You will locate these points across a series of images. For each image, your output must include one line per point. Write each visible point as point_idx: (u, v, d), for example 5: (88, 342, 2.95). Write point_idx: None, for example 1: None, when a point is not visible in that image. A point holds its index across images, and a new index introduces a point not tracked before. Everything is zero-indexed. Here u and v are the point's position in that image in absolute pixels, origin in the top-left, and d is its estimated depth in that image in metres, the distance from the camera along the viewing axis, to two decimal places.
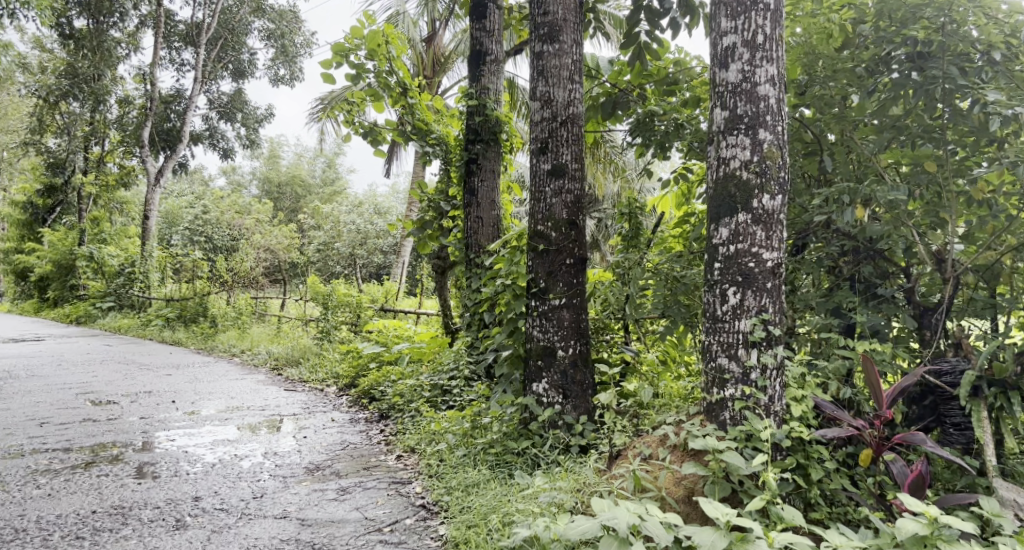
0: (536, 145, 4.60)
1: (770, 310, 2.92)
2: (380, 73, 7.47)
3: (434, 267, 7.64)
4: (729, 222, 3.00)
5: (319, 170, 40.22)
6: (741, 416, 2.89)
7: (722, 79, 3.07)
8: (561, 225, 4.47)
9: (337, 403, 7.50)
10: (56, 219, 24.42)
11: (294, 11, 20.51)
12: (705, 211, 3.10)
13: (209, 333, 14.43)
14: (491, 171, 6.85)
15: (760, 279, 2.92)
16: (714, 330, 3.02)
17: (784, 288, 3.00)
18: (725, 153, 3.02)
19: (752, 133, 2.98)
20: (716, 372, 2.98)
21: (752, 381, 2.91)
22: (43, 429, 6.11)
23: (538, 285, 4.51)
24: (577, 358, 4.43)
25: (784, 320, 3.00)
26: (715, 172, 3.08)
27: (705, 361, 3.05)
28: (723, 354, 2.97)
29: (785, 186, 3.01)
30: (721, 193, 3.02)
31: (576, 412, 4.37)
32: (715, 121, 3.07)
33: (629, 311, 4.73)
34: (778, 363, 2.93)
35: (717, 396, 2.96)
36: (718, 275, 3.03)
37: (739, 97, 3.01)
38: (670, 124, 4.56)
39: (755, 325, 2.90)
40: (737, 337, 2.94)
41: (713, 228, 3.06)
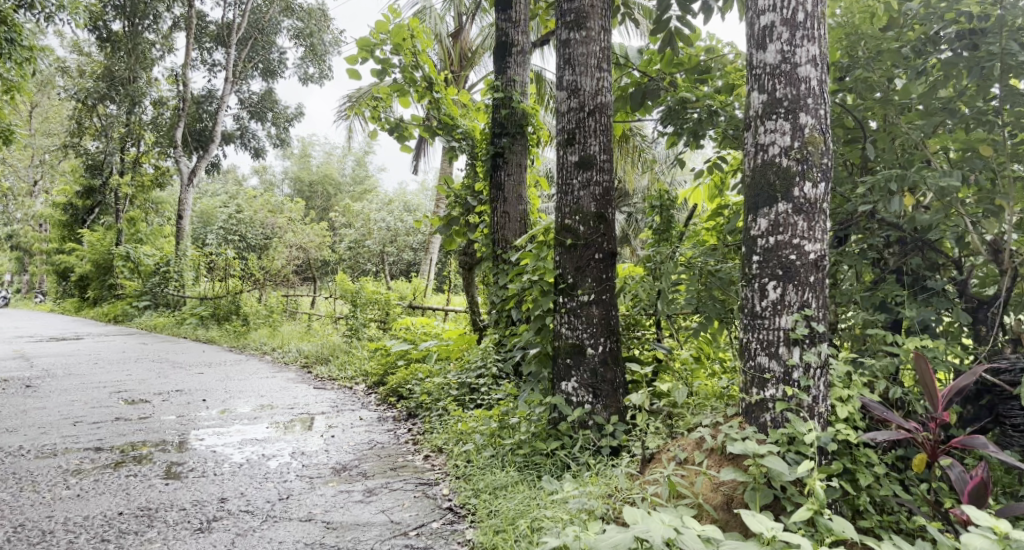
0: (563, 136, 4.46)
1: (813, 305, 2.75)
2: (406, 67, 7.39)
3: (461, 264, 7.57)
4: (767, 212, 2.82)
5: (349, 168, 40.57)
6: (783, 418, 2.71)
7: (759, 61, 2.89)
8: (590, 219, 4.34)
9: (365, 401, 7.47)
10: (95, 220, 24.99)
11: (322, 10, 20.62)
12: (742, 201, 2.92)
13: (242, 330, 14.59)
14: (518, 164, 6.73)
15: (802, 272, 2.75)
16: (753, 327, 2.84)
17: (826, 280, 2.83)
18: (763, 139, 2.85)
19: (792, 117, 2.80)
20: (754, 372, 2.82)
21: (794, 381, 2.73)
22: (76, 429, 6.17)
23: (566, 280, 4.38)
24: (608, 357, 4.30)
25: (827, 316, 2.82)
26: (752, 160, 2.91)
27: (742, 360, 2.89)
28: (761, 352, 2.80)
29: (828, 173, 2.85)
30: (759, 182, 2.84)
31: (607, 412, 4.23)
32: (752, 107, 2.90)
33: (662, 306, 4.46)
34: (822, 362, 2.75)
35: (757, 397, 2.79)
36: (756, 269, 2.85)
37: (778, 79, 2.84)
38: (704, 111, 4.28)
39: (797, 322, 2.74)
40: (778, 335, 2.76)
41: (749, 219, 2.89)
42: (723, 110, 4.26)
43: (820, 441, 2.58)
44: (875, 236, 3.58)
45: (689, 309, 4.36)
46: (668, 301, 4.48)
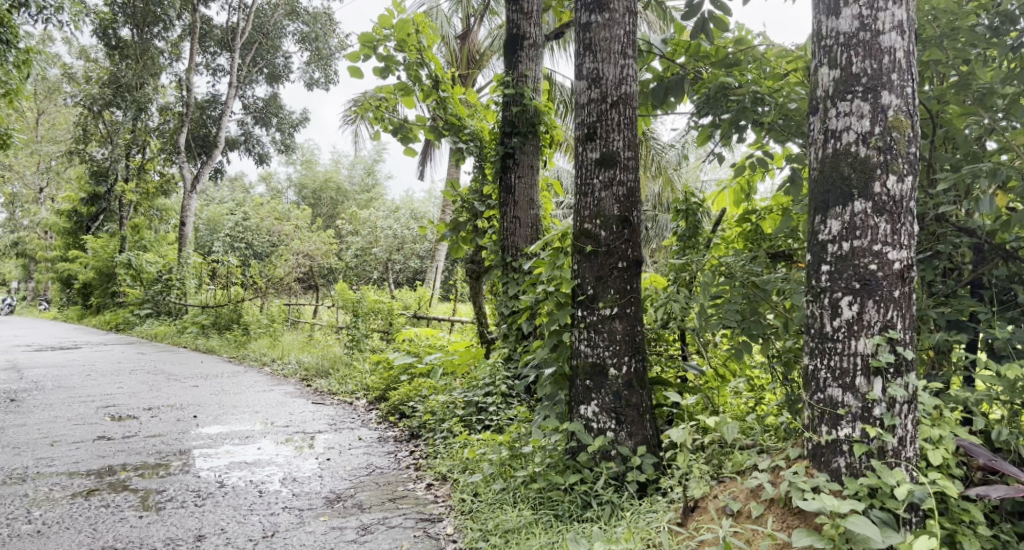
0: (582, 131, 4.00)
1: (898, 326, 2.52)
2: (410, 65, 6.95)
3: (468, 272, 7.11)
4: (840, 212, 2.60)
5: (357, 175, 40.29)
6: (864, 466, 2.51)
7: (831, 29, 2.66)
8: (612, 222, 3.86)
9: (365, 418, 7.00)
10: (99, 227, 24.69)
11: (328, 14, 20.32)
12: (809, 201, 2.71)
13: (242, 340, 14.17)
14: (530, 166, 6.28)
15: (885, 286, 2.51)
16: (823, 352, 2.64)
17: (912, 296, 2.58)
18: (835, 124, 2.62)
19: (872, 96, 2.55)
20: (826, 403, 2.62)
21: (875, 418, 2.52)
22: (55, 449, 5.75)
23: (585, 292, 3.92)
24: (632, 378, 3.82)
25: (914, 341, 2.58)
26: (822, 150, 2.68)
27: (810, 392, 2.69)
28: (836, 381, 2.60)
29: (914, 165, 2.58)
30: (831, 175, 2.61)
31: (633, 441, 3.74)
32: (821, 84, 2.67)
33: (697, 320, 3.93)
34: (909, 397, 2.53)
35: (830, 438, 2.59)
36: (827, 284, 2.63)
37: (854, 50, 2.60)
38: (748, 98, 3.74)
39: (879, 346, 2.52)
40: (857, 360, 2.55)
41: (819, 221, 2.67)
42: (767, 99, 3.74)
43: (913, 497, 2.39)
44: (948, 242, 3.11)
45: (728, 326, 3.84)
46: (708, 316, 3.93)
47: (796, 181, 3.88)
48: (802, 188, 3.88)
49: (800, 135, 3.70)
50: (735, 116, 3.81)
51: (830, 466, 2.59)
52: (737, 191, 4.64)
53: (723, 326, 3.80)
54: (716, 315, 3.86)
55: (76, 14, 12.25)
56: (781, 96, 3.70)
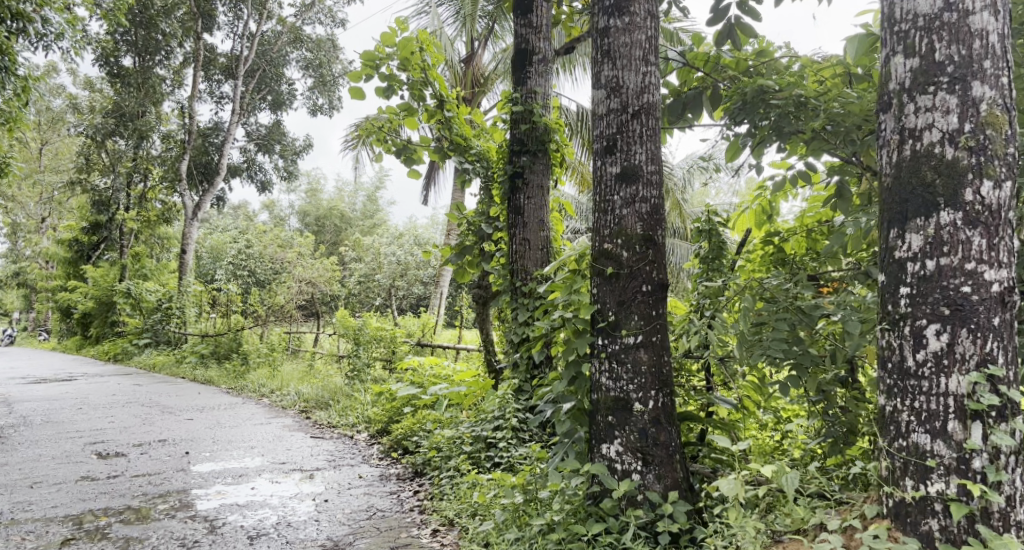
0: (601, 143, 3.69)
1: (999, 361, 2.46)
2: (414, 84, 6.67)
3: (475, 298, 6.77)
4: (922, 224, 2.59)
5: (360, 203, 40.15)
6: (965, 525, 2.46)
7: (908, 11, 2.67)
8: (635, 242, 3.54)
9: (366, 454, 6.60)
10: (100, 256, 24.41)
11: (332, 41, 20.35)
12: (886, 212, 2.71)
13: (241, 371, 13.80)
14: (539, 186, 5.98)
15: (981, 314, 2.47)
16: (911, 393, 2.60)
17: (1010, 324, 2.52)
18: (914, 122, 2.63)
19: (960, 88, 2.53)
20: (911, 451, 2.60)
21: (973, 471, 2.47)
22: (34, 491, 5.37)
23: (606, 318, 3.59)
24: (660, 414, 3.47)
25: (1017, 377, 2.51)
26: (898, 152, 2.68)
27: (892, 441, 2.67)
28: (920, 426, 2.58)
29: (1010, 169, 2.53)
30: (909, 182, 2.62)
31: (662, 485, 3.38)
32: (898, 77, 2.68)
33: (738, 351, 3.58)
34: (1013, 447, 2.47)
35: (920, 494, 2.55)
36: (909, 310, 2.61)
37: (937, 34, 2.59)
38: (791, 103, 3.43)
39: (975, 385, 2.46)
40: (949, 401, 2.50)
41: (896, 235, 2.67)
42: (811, 107, 3.42)
43: None
44: None
45: (770, 359, 3.47)
46: (747, 347, 3.57)
47: (844, 195, 3.58)
48: (852, 203, 3.57)
49: (846, 144, 3.38)
50: (771, 126, 3.54)
51: (919, 528, 2.56)
52: (759, 213, 4.61)
53: (765, 358, 3.42)
54: (758, 343, 3.50)
55: (78, 43, 12.13)
56: (827, 102, 3.39)
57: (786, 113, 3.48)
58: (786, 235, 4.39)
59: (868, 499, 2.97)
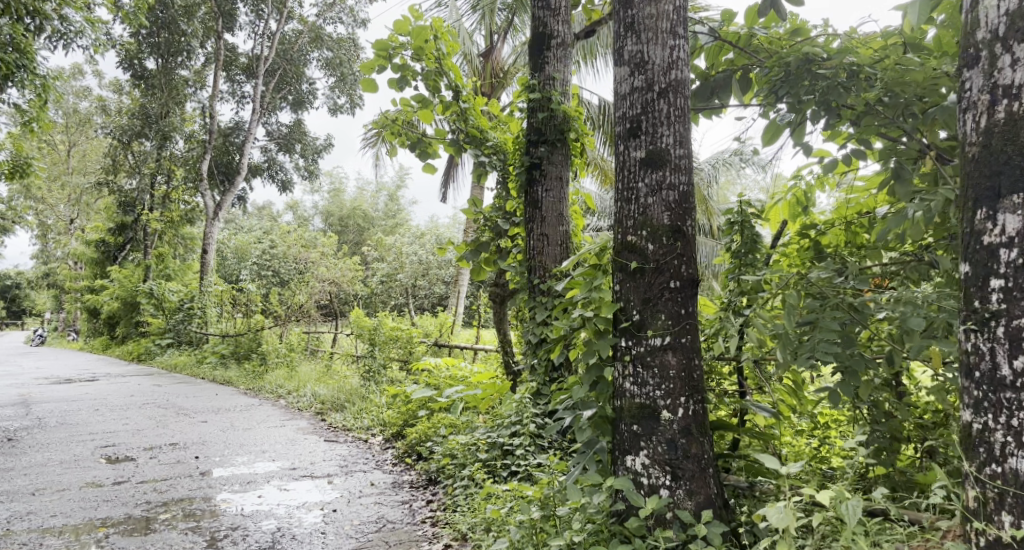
0: (624, 126, 3.37)
1: None
2: (428, 74, 6.36)
3: (491, 296, 6.50)
4: (1019, 202, 2.28)
5: (382, 203, 40.04)
6: None
7: None
8: (662, 234, 3.22)
9: (380, 459, 6.35)
10: (126, 257, 24.59)
11: (352, 40, 20.20)
12: (971, 190, 2.40)
13: (261, 371, 13.71)
14: (558, 177, 5.68)
15: None
16: (1008, 409, 2.30)
17: None
18: (1009, 80, 2.30)
19: None
20: (1009, 480, 2.31)
21: None
22: (36, 499, 5.18)
23: (630, 317, 3.29)
24: (690, 423, 3.16)
25: None
26: (987, 117, 2.36)
27: (984, 467, 2.37)
28: (1020, 449, 2.29)
29: None
30: (1002, 151, 2.31)
31: (694, 502, 3.07)
32: (988, 29, 2.36)
33: (782, 354, 3.23)
34: None
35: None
36: (1003, 306, 2.30)
37: None
38: (843, 75, 3.12)
39: None
40: None
41: (986, 218, 2.36)
42: (865, 77, 3.12)
43: None
44: None
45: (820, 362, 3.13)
46: (791, 349, 3.23)
47: (902, 177, 3.07)
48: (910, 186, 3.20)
49: (905, 118, 3.05)
50: (818, 100, 3.18)
51: None
52: (793, 204, 4.24)
53: (815, 360, 3.09)
54: (805, 344, 3.17)
55: (98, 43, 12.08)
56: (884, 69, 3.07)
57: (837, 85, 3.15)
58: (824, 228, 4.13)
59: (953, 533, 2.71)
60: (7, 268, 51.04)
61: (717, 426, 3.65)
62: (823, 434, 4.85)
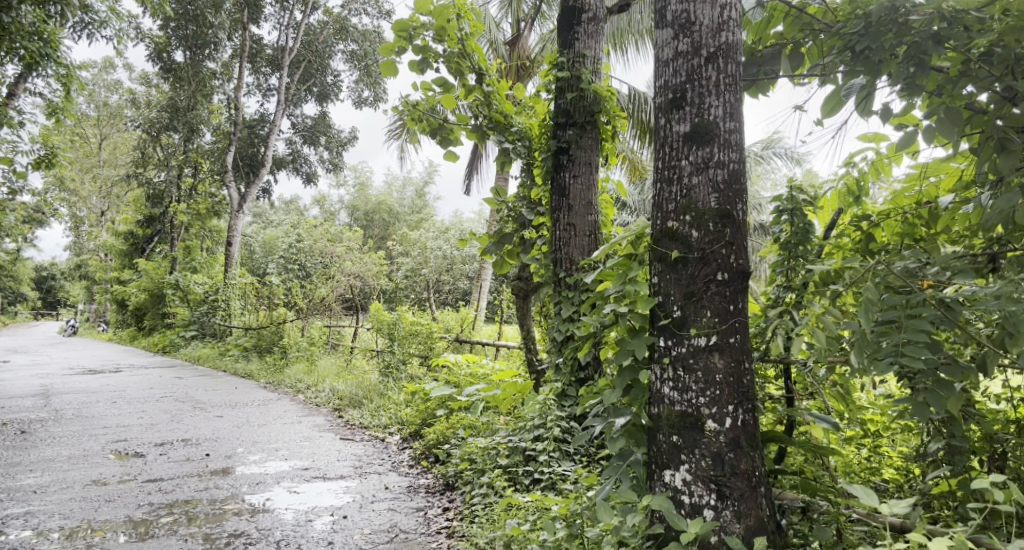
0: (666, 97, 2.98)
1: None
2: (450, 56, 5.95)
3: (515, 291, 6.14)
4: None
5: (408, 197, 39.89)
6: None
7: None
8: (708, 219, 2.85)
9: (396, 459, 6.03)
10: (153, 249, 24.67)
11: (378, 32, 19.94)
12: None
13: (281, 364, 13.54)
14: (587, 163, 5.31)
15: None
16: None
17: None
18: None
19: None
20: None
21: None
22: (38, 497, 4.95)
23: (671, 314, 2.91)
24: (740, 436, 2.77)
25: None
26: None
27: None
28: None
29: None
30: None
31: (744, 524, 2.70)
32: None
33: (858, 359, 2.83)
34: None
35: None
36: None
37: None
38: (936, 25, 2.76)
39: None
40: None
41: None
42: (965, 25, 2.77)
43: None
44: None
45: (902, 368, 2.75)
46: (866, 350, 2.83)
47: (1009, 148, 2.73)
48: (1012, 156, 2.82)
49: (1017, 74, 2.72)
50: (906, 56, 2.81)
51: None
52: (842, 194, 3.90)
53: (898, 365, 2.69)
54: (881, 346, 2.79)
55: (122, 33, 11.90)
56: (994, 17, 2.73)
57: (931, 37, 2.78)
58: (877, 219, 3.78)
59: None
60: (44, 260, 51.90)
61: (769, 438, 3.25)
62: (873, 442, 4.44)
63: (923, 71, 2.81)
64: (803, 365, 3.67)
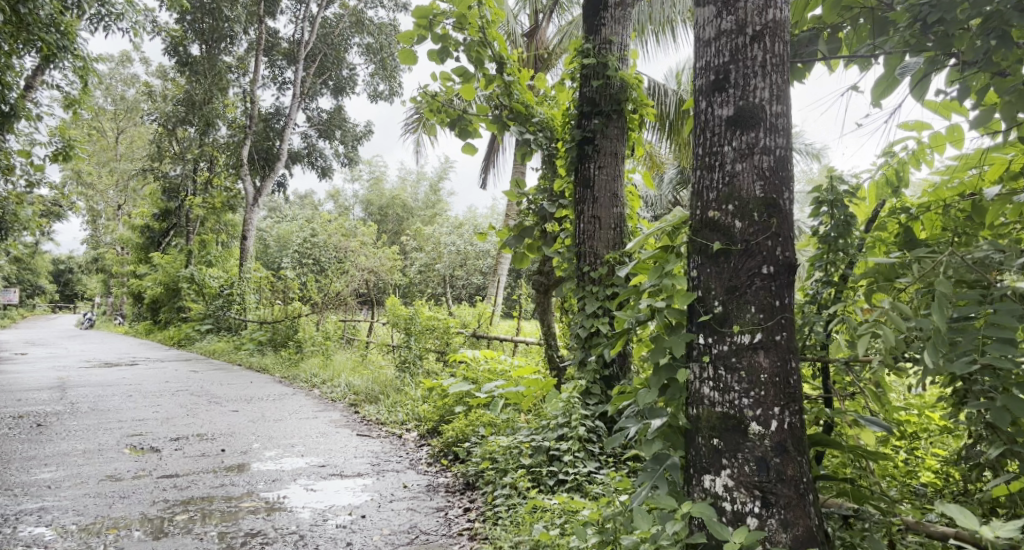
0: (708, 78, 2.80)
1: None
2: (471, 45, 5.72)
3: (535, 286, 5.98)
4: None
5: (422, 192, 39.82)
6: None
7: None
8: (753, 209, 2.67)
9: (413, 457, 5.91)
10: (169, 243, 24.73)
11: (393, 25, 19.78)
12: None
13: (296, 359, 13.48)
14: (613, 154, 5.14)
15: None
16: None
17: None
18: None
19: None
20: None
21: None
22: (52, 493, 4.86)
23: (711, 309, 2.74)
24: (786, 439, 2.60)
25: None
26: None
27: None
28: None
29: None
30: None
31: (792, 533, 2.53)
32: None
33: (932, 357, 2.65)
34: None
35: None
36: None
37: None
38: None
39: None
40: None
41: None
42: None
43: None
44: None
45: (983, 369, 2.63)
46: (942, 349, 2.66)
47: None
48: None
49: None
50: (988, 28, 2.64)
51: None
52: (881, 185, 3.74)
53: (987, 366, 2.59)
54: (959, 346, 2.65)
55: (139, 26, 11.81)
56: None
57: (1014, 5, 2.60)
58: (916, 212, 3.58)
59: None
60: (61, 253, 52.18)
61: (815, 440, 3.08)
62: (911, 445, 4.25)
63: (1005, 43, 2.64)
64: (844, 364, 3.48)
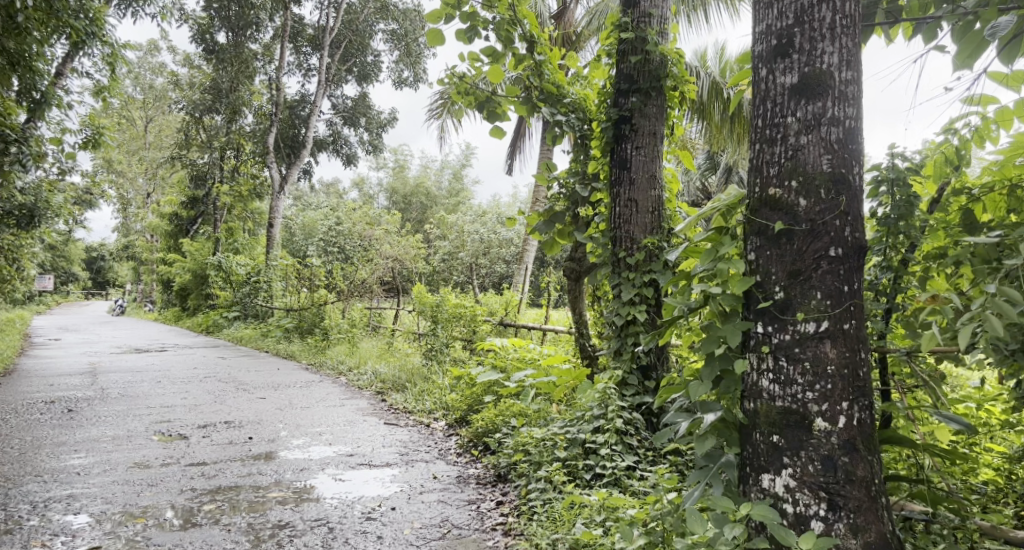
0: (769, 43, 2.58)
1: None
2: (501, 24, 5.42)
3: (566, 273, 5.75)
4: None
5: (446, 181, 39.67)
6: None
7: None
8: (819, 185, 2.46)
9: (443, 446, 5.77)
10: (197, 230, 24.91)
11: (418, 10, 19.53)
12: None
13: (322, 346, 13.46)
14: (651, 133, 4.91)
15: None
16: None
17: None
18: None
19: None
20: None
21: None
22: (80, 479, 4.79)
23: (773, 295, 2.52)
24: (855, 437, 2.40)
25: None
26: None
27: None
28: None
29: None
30: None
31: (862, 537, 2.34)
32: None
33: None
34: None
35: None
36: None
37: None
38: None
39: None
40: None
41: None
42: None
43: None
44: None
45: None
46: None
47: None
48: None
49: None
50: None
51: None
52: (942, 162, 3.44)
53: None
54: None
55: (167, 10, 11.65)
56: None
57: None
58: (980, 191, 3.28)
59: None
60: (93, 241, 53.02)
61: (887, 438, 2.87)
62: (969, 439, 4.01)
63: None
64: (908, 356, 3.24)
